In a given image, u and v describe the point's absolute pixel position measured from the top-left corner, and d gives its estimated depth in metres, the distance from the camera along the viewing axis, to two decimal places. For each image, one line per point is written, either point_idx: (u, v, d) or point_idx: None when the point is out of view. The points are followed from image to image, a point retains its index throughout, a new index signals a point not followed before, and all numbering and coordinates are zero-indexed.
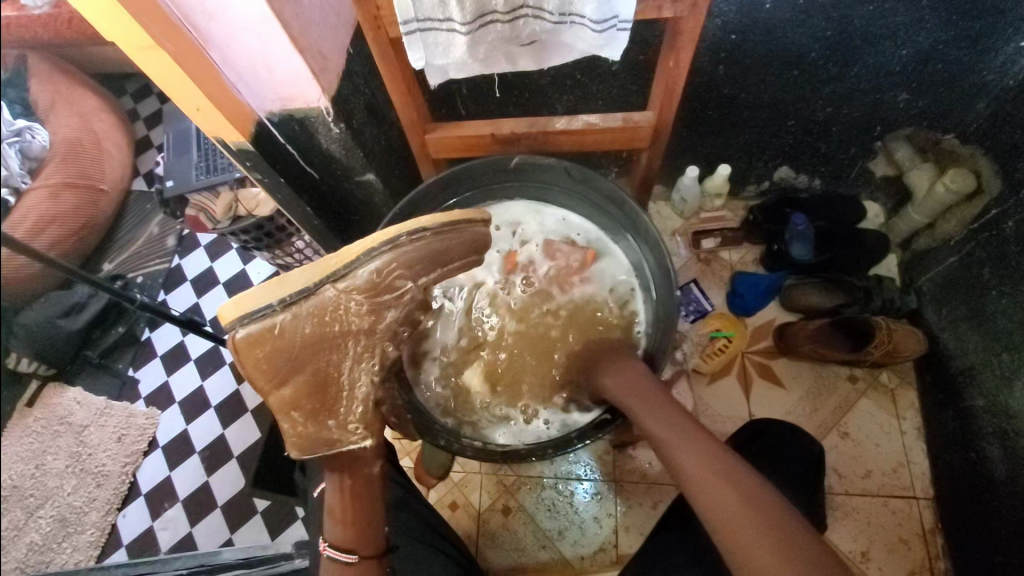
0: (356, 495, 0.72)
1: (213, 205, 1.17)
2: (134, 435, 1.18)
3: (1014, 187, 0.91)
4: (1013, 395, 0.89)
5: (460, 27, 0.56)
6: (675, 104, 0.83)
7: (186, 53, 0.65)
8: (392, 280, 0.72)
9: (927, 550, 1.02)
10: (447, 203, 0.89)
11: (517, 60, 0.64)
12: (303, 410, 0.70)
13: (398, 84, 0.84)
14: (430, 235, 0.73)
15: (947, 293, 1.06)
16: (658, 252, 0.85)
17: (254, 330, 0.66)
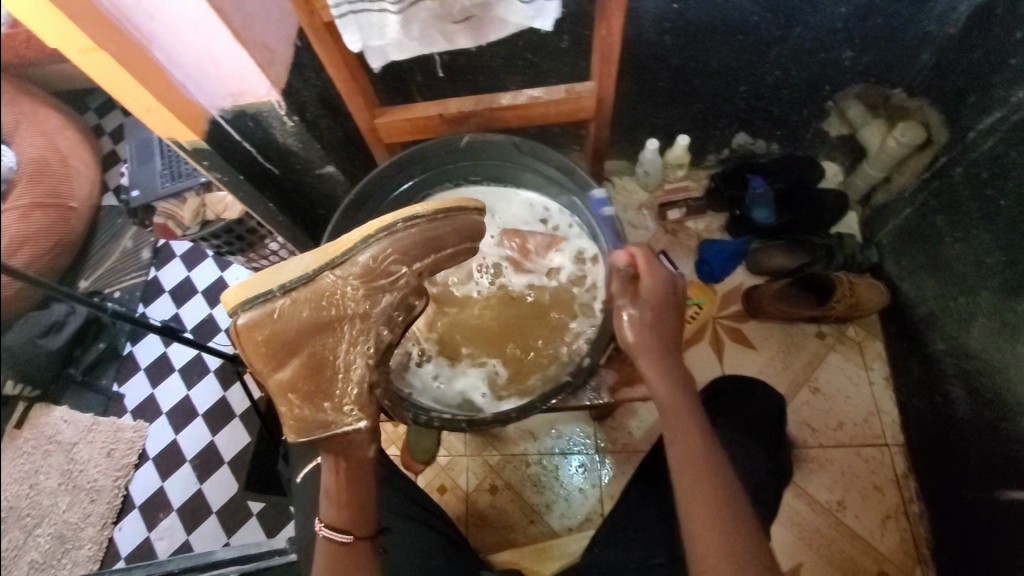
0: (352, 478, 0.70)
1: (181, 211, 1.22)
2: (122, 448, 0.96)
3: (959, 134, 0.94)
4: (971, 336, 0.92)
5: (390, 8, 0.58)
6: (613, 74, 0.86)
7: (128, 54, 0.64)
8: (385, 266, 0.70)
9: (901, 494, 1.06)
10: (400, 188, 0.89)
11: (454, 39, 0.64)
12: (298, 392, 0.69)
13: (338, 66, 0.86)
14: (423, 220, 0.73)
15: (904, 243, 1.09)
16: (610, 215, 0.84)
17: (257, 311, 0.68)
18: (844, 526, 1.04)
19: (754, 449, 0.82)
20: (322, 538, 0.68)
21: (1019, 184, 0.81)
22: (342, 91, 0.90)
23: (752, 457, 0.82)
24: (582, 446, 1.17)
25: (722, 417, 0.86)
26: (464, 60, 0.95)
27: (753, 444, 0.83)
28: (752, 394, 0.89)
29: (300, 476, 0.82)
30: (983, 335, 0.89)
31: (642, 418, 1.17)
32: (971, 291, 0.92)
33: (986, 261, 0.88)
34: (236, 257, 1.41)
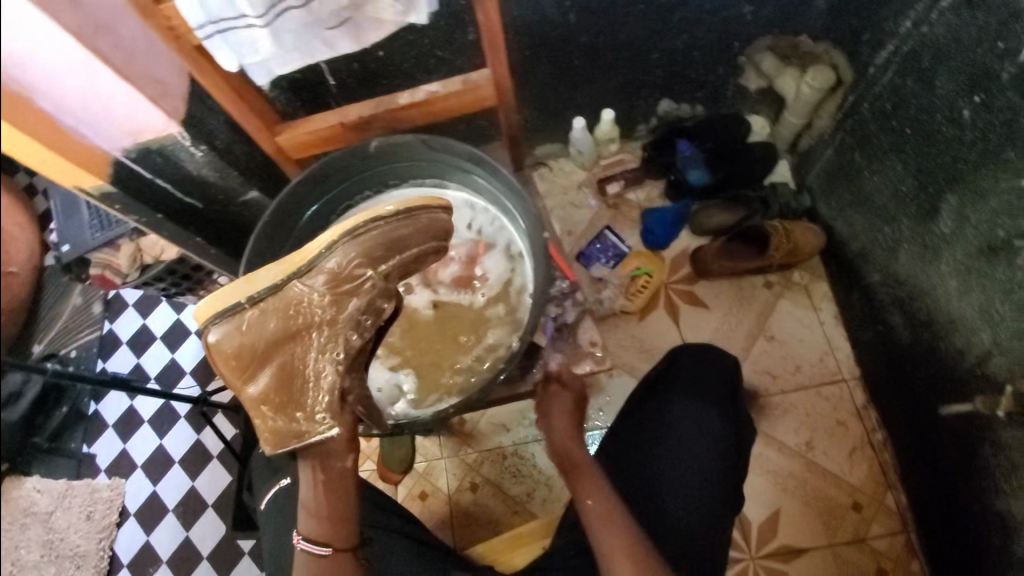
0: (332, 490, 0.67)
1: (115, 260, 1.11)
2: (102, 509, 1.23)
3: (863, 71, 0.97)
4: (900, 263, 0.95)
5: (257, 21, 0.61)
6: (503, 54, 0.87)
7: (10, 108, 0.60)
8: (350, 271, 0.67)
9: (864, 426, 1.09)
10: (308, 211, 0.82)
11: (334, 44, 0.69)
12: (271, 404, 0.67)
13: (225, 90, 0.85)
14: (384, 222, 0.69)
15: (830, 183, 1.12)
16: (528, 207, 0.77)
17: (227, 323, 0.65)
18: (815, 464, 1.08)
19: (711, 414, 0.83)
20: (299, 551, 0.65)
21: (921, 110, 0.85)
22: (240, 119, 0.90)
23: (709, 422, 0.82)
24: None
25: (678, 386, 0.86)
26: (372, 65, 0.94)
27: (709, 409, 0.83)
28: (704, 359, 0.89)
29: (262, 502, 0.81)
30: (910, 261, 0.93)
31: (612, 394, 1.15)
32: (894, 221, 0.95)
33: (902, 188, 0.91)
34: (187, 296, 1.35)
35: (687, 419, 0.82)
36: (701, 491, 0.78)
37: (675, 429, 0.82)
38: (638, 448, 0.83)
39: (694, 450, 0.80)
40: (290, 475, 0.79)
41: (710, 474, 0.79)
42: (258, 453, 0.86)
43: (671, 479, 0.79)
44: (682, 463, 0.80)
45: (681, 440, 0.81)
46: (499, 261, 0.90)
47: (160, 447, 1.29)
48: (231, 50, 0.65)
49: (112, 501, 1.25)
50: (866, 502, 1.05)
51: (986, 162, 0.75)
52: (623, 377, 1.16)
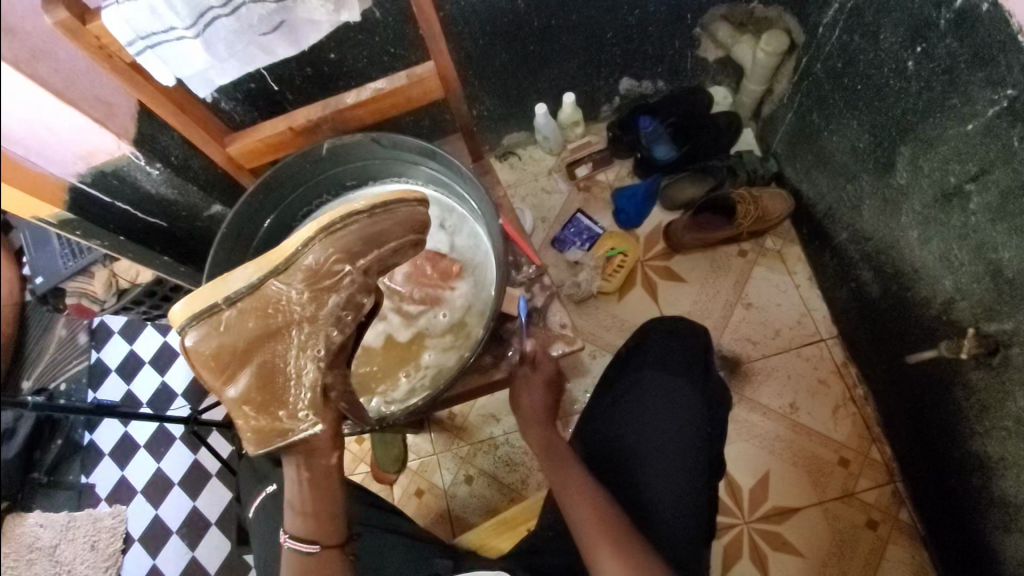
0: (321, 487, 0.64)
1: (91, 286, 1.12)
2: (106, 538, 1.24)
3: (812, 32, 0.98)
4: (865, 220, 0.96)
5: (187, 33, 0.63)
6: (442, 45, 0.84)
7: None
8: (330, 266, 0.63)
9: (845, 383, 1.10)
10: (263, 224, 0.81)
11: (273, 50, 0.70)
12: (253, 403, 0.63)
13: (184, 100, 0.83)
14: (362, 217, 0.64)
15: (793, 146, 1.13)
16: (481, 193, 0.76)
17: (206, 324, 0.62)
18: (800, 425, 1.09)
19: (682, 387, 0.84)
20: (288, 551, 0.62)
21: (869, 65, 0.85)
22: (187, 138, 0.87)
23: (681, 394, 0.83)
24: None
25: (648, 361, 0.87)
26: (327, 68, 0.93)
27: (680, 381, 0.84)
28: (674, 333, 0.89)
29: (251, 511, 0.81)
30: (873, 216, 0.94)
31: (594, 376, 1.17)
32: (854, 178, 0.96)
33: (858, 145, 0.92)
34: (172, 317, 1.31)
35: (660, 394, 0.83)
36: (678, 463, 0.79)
37: (648, 404, 0.83)
38: (615, 426, 0.84)
39: (668, 423, 0.81)
40: (275, 482, 0.79)
41: (685, 446, 0.80)
42: (244, 463, 0.86)
43: (649, 455, 0.80)
44: (659, 438, 0.81)
45: (655, 415, 0.82)
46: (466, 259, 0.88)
47: (158, 470, 1.29)
48: (167, 64, 0.66)
49: (114, 528, 1.25)
50: (852, 458, 1.07)
51: (933, 110, 0.76)
52: (604, 356, 1.18)
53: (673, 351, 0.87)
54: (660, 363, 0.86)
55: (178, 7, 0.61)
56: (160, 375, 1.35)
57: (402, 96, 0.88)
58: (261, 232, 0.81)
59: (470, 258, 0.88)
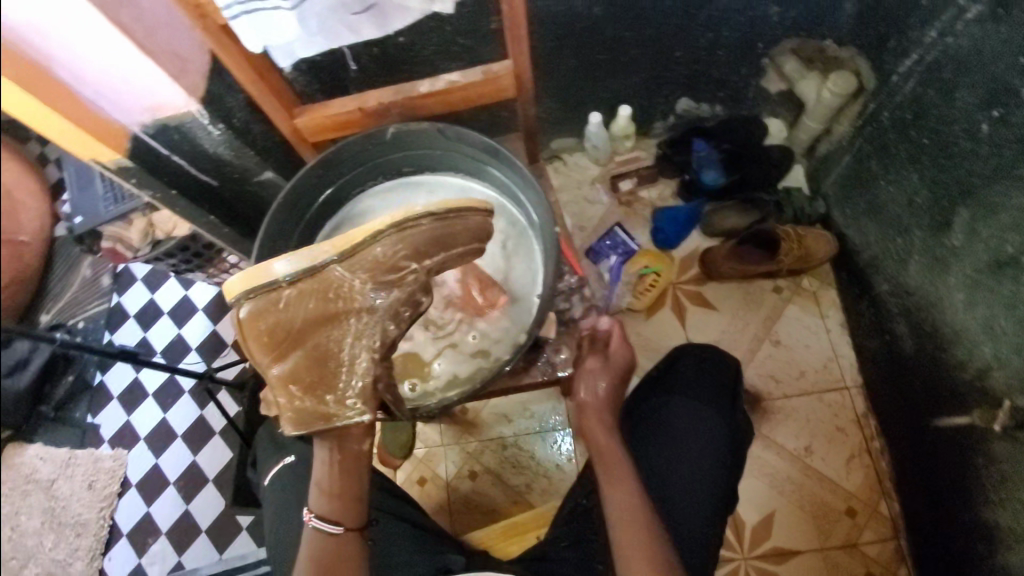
0: (350, 470, 0.65)
1: (128, 234, 1.18)
2: (103, 479, 1.24)
3: (884, 79, 0.97)
4: (909, 273, 0.95)
5: (285, 6, 0.63)
6: (526, 50, 0.86)
7: (26, 76, 0.62)
8: (395, 262, 0.65)
9: (863, 433, 1.09)
10: (323, 194, 0.83)
11: (359, 29, 0.70)
12: (301, 383, 0.63)
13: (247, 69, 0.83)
14: (431, 219, 0.67)
15: (846, 190, 1.11)
16: (541, 203, 0.76)
17: (260, 300, 0.63)
18: (812, 470, 1.08)
19: (708, 415, 0.84)
20: (312, 529, 0.63)
21: (939, 120, 0.84)
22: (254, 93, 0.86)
23: (708, 423, 0.84)
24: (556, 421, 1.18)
25: (679, 388, 0.88)
26: (395, 49, 0.93)
27: (708, 411, 0.85)
28: (706, 361, 0.91)
29: (267, 477, 0.84)
30: (919, 272, 0.92)
31: (611, 391, 1.16)
32: (906, 232, 0.95)
33: (916, 200, 0.91)
34: (197, 273, 1.32)
35: (688, 420, 0.84)
36: (700, 489, 0.79)
37: (676, 430, 0.84)
38: (642, 445, 0.85)
39: (693, 448, 0.82)
40: (295, 453, 0.81)
41: (707, 473, 0.80)
42: (264, 430, 0.89)
43: (672, 477, 0.81)
44: (683, 462, 0.81)
45: (681, 439, 0.83)
46: (518, 264, 0.88)
47: (163, 421, 1.30)
48: (258, 32, 0.66)
49: (113, 471, 1.26)
50: (860, 509, 1.06)
51: (1000, 177, 0.75)
52: (625, 373, 1.17)
53: (701, 376, 0.89)
54: (688, 387, 0.88)
55: None
56: (176, 329, 1.36)
57: (473, 91, 0.92)
58: (317, 203, 0.83)
59: (521, 263, 0.88)
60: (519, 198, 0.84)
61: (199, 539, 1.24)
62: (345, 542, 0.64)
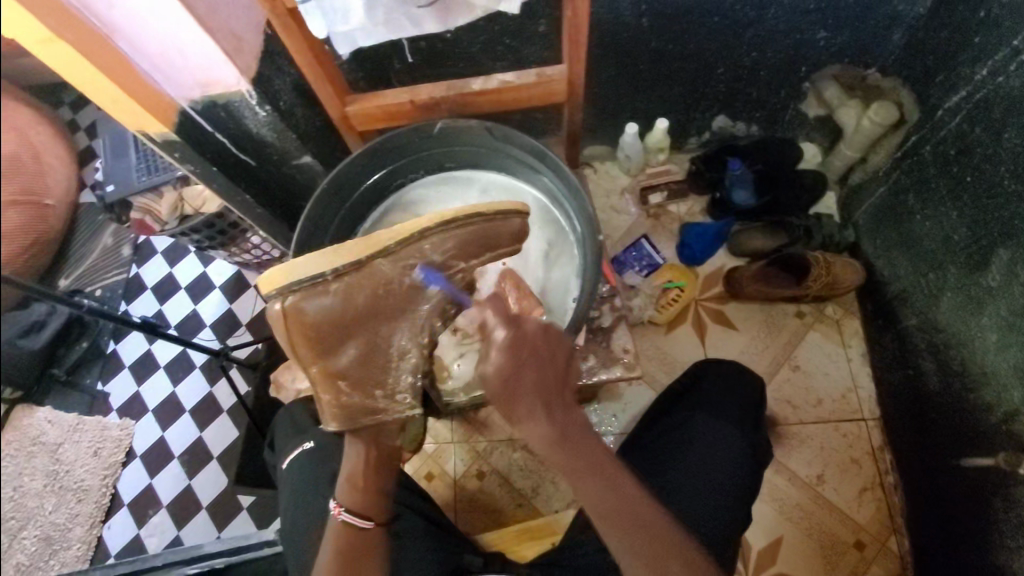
0: (379, 464, 0.67)
1: (157, 206, 1.18)
2: (109, 447, 0.98)
3: (929, 112, 0.96)
4: (940, 309, 0.95)
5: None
6: (583, 59, 0.87)
7: (89, 44, 0.63)
8: (440, 258, 0.68)
9: (877, 467, 1.08)
10: (372, 176, 0.88)
11: (420, 22, 0.71)
12: (349, 379, 0.66)
13: (305, 55, 0.84)
14: (479, 219, 0.71)
15: (879, 221, 1.11)
16: (584, 204, 0.80)
17: (308, 292, 0.63)
18: (823, 499, 1.07)
19: (731, 432, 0.84)
20: (341, 524, 0.64)
21: (984, 159, 0.84)
22: (310, 78, 0.88)
23: (730, 440, 0.83)
24: None
25: (703, 405, 0.87)
26: (440, 45, 0.93)
27: (730, 429, 0.84)
28: (732, 378, 0.91)
29: (287, 459, 0.87)
30: (951, 308, 0.92)
31: (626, 403, 1.15)
32: (940, 267, 0.94)
33: (953, 238, 0.91)
34: (218, 252, 1.34)
35: (712, 437, 0.84)
36: (718, 506, 0.79)
37: (698, 446, 0.83)
38: (662, 457, 0.85)
39: (714, 464, 0.82)
40: (314, 440, 0.85)
41: (726, 489, 0.80)
42: (282, 415, 0.92)
43: (690, 490, 0.80)
44: (705, 477, 0.81)
45: (703, 454, 0.83)
46: (554, 267, 0.89)
47: None
48: (325, 18, 0.68)
49: (119, 442, 1.00)
50: (869, 542, 1.05)
51: None
52: (641, 387, 1.16)
53: (725, 393, 0.89)
54: (712, 403, 0.87)
55: None
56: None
57: (526, 92, 0.93)
58: (366, 184, 0.89)
59: (559, 266, 0.90)
60: (562, 202, 0.88)
61: (200, 514, 1.29)
62: (367, 531, 0.64)
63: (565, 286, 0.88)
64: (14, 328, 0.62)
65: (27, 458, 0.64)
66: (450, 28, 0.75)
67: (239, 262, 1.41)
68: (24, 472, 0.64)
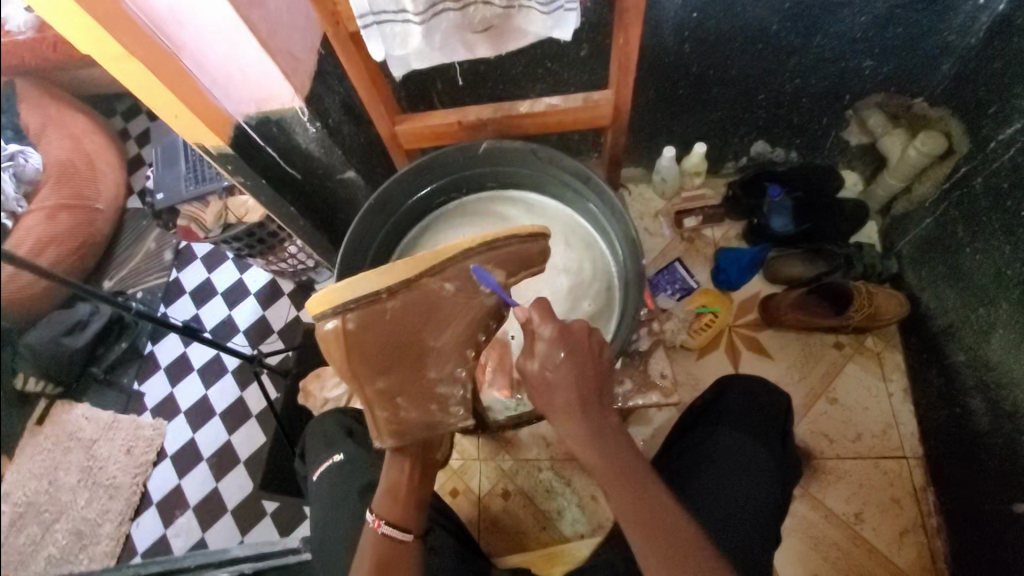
0: (420, 478, 0.68)
1: (203, 214, 1.11)
2: (141, 446, 1.14)
3: (981, 144, 0.94)
4: (992, 348, 0.91)
5: (414, 18, 0.67)
6: (631, 83, 0.88)
7: (160, 61, 0.66)
8: (483, 279, 0.68)
9: (919, 508, 1.04)
10: (422, 192, 0.92)
11: (474, 47, 0.74)
12: (407, 395, 0.66)
13: (364, 78, 0.86)
14: (521, 241, 0.71)
15: (925, 253, 1.09)
16: (625, 221, 0.83)
17: (366, 309, 0.64)
18: (862, 539, 1.03)
19: (757, 449, 0.82)
20: (381, 537, 0.63)
21: None
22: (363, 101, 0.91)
23: (756, 456, 0.82)
24: None
25: (726, 419, 0.86)
26: (483, 67, 0.94)
27: (756, 445, 0.83)
28: (757, 394, 0.89)
29: (317, 473, 0.88)
30: (1003, 347, 0.89)
31: (656, 428, 1.13)
32: (991, 303, 0.91)
33: (1006, 271, 0.88)
34: (256, 260, 1.24)
35: (736, 453, 0.82)
36: (733, 518, 0.77)
37: (722, 461, 0.82)
38: (684, 470, 0.83)
39: (739, 481, 0.80)
40: (344, 452, 0.87)
41: (754, 506, 0.78)
42: (314, 425, 0.94)
43: (706, 500, 0.79)
44: (732, 496, 0.79)
45: (729, 471, 0.81)
46: (591, 289, 0.91)
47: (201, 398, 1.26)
48: (385, 45, 0.71)
49: (150, 440, 1.17)
50: None
51: None
52: (670, 411, 1.14)
53: (744, 403, 0.88)
54: (736, 417, 0.86)
55: None
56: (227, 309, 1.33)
57: (572, 116, 0.94)
58: (414, 199, 0.93)
59: (596, 287, 0.91)
60: (601, 221, 0.91)
61: (224, 520, 1.22)
62: (406, 544, 0.64)
63: (604, 306, 0.91)
64: (60, 327, 0.66)
65: (62, 452, 0.69)
66: (501, 53, 0.77)
67: (274, 271, 1.31)
68: (56, 466, 0.67)
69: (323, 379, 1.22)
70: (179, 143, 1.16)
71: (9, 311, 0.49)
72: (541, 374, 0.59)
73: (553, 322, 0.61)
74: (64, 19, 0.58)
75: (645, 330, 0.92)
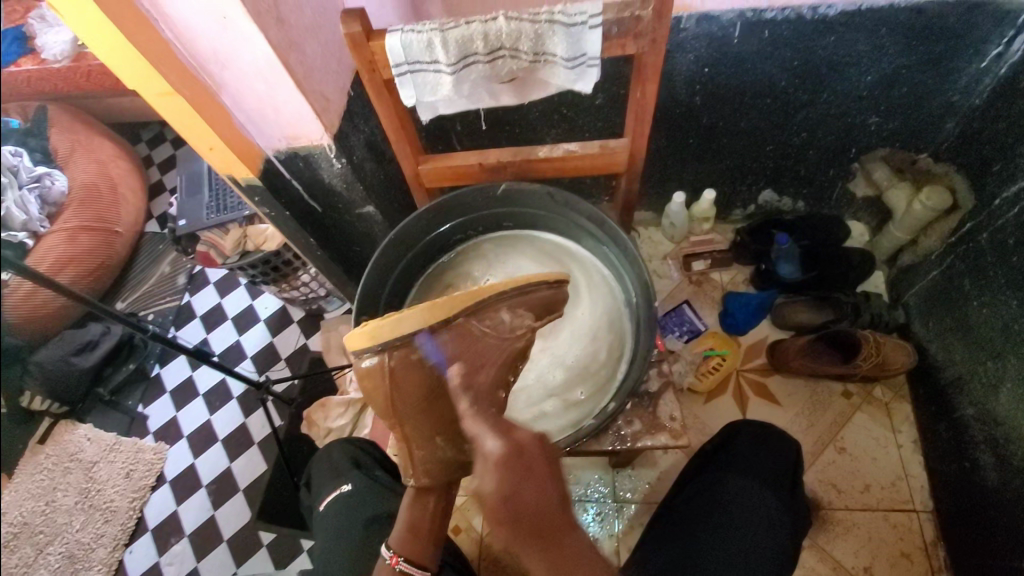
0: (442, 515, 0.66)
1: (222, 241, 1.13)
2: (143, 468, 1.20)
3: (986, 200, 0.96)
4: (999, 402, 0.91)
5: (445, 67, 0.71)
6: (647, 133, 0.91)
7: (201, 98, 0.70)
8: (516, 321, 0.70)
9: (930, 564, 1.02)
10: (440, 229, 0.95)
11: (499, 94, 0.78)
12: (443, 434, 0.67)
13: (391, 117, 0.86)
14: (547, 287, 0.74)
15: (933, 305, 1.10)
16: (637, 263, 0.85)
17: (407, 348, 0.66)
18: None
19: (766, 496, 0.82)
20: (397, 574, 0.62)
21: None
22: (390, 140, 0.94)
23: (763, 502, 0.82)
24: (601, 494, 1.12)
25: (735, 464, 0.86)
26: (503, 113, 0.99)
27: (765, 491, 0.83)
28: (765, 440, 0.89)
29: (322, 503, 0.88)
30: (1010, 402, 0.89)
31: (662, 470, 1.12)
32: (998, 357, 0.92)
33: (1011, 326, 0.89)
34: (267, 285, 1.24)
35: (742, 499, 0.82)
36: (740, 570, 0.77)
37: (732, 509, 0.81)
38: (691, 514, 0.83)
39: (744, 530, 0.80)
40: (350, 483, 0.87)
41: (761, 557, 0.78)
42: (322, 453, 0.94)
43: (713, 551, 0.79)
44: (736, 545, 0.79)
45: (734, 518, 0.81)
46: (603, 358, 0.90)
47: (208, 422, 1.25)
48: (415, 90, 0.75)
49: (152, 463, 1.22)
50: None
51: None
52: (677, 454, 1.13)
53: (754, 449, 0.88)
54: (749, 463, 0.86)
55: (450, 47, 0.69)
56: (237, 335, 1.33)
57: (586, 163, 0.98)
58: (434, 236, 0.95)
59: (606, 355, 0.90)
60: (614, 262, 0.93)
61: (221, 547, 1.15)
62: None
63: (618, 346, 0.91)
64: (70, 347, 0.67)
65: None
66: (525, 102, 0.81)
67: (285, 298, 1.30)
68: None
69: (329, 409, 1.21)
70: (205, 173, 1.20)
71: (23, 330, 0.51)
72: (504, 505, 0.54)
73: (498, 438, 0.58)
74: (115, 55, 0.62)
75: (654, 372, 0.93)
